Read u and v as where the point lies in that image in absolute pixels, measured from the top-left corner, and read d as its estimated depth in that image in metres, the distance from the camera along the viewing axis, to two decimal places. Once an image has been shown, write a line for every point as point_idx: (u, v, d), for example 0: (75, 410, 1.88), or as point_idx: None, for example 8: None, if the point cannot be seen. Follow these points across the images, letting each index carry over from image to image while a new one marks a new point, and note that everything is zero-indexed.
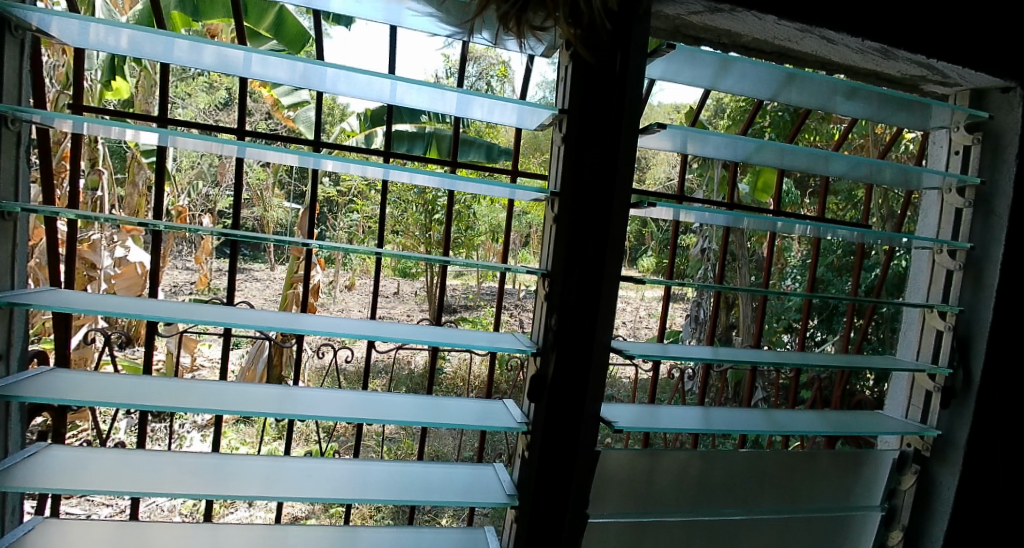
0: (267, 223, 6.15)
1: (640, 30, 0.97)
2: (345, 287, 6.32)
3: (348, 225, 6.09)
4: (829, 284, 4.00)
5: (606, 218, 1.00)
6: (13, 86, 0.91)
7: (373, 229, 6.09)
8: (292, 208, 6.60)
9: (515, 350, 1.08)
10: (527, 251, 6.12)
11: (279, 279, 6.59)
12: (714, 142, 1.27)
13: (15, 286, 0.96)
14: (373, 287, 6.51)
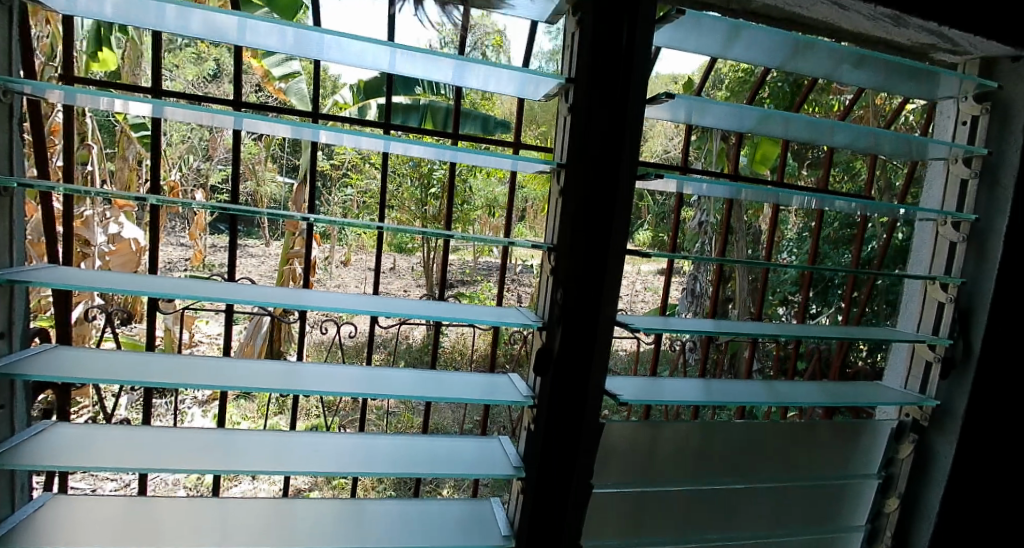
0: (261, 198, 6.09)
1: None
2: (341, 263, 6.29)
3: (342, 200, 6.03)
4: (826, 257, 3.99)
5: (613, 189, 0.99)
6: (4, 56, 0.89)
7: (368, 204, 6.04)
8: (286, 183, 6.52)
9: (520, 324, 1.08)
10: (523, 225, 6.09)
11: (274, 255, 6.55)
12: (719, 112, 1.25)
13: (14, 263, 0.95)
14: (368, 263, 6.48)
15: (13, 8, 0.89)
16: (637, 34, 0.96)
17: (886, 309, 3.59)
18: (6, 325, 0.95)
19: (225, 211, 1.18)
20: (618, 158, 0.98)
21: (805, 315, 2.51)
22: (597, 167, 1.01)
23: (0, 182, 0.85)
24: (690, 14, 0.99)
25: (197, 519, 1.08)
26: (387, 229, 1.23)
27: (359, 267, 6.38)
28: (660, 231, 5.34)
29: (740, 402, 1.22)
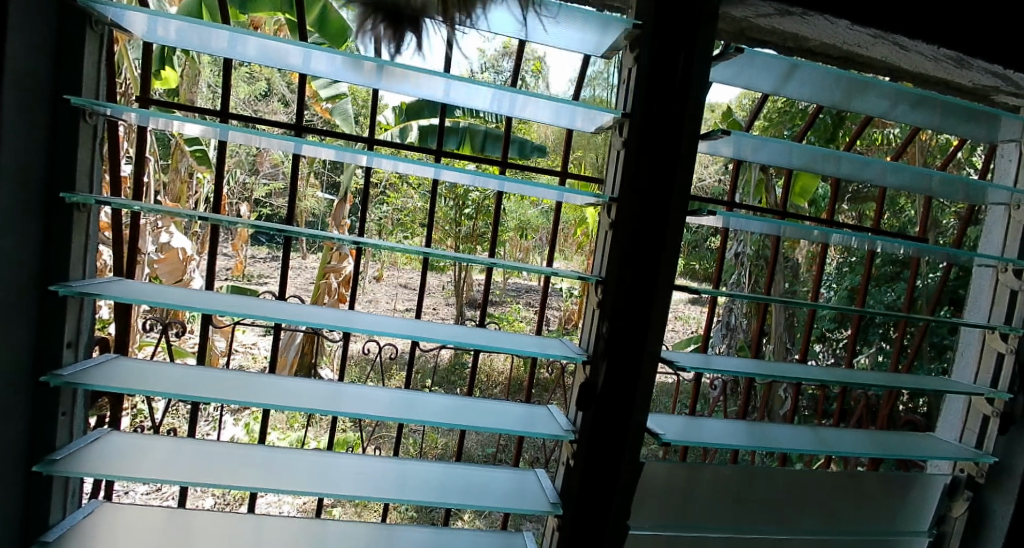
0: (301, 213, 6.28)
1: (707, 32, 0.95)
2: (374, 279, 6.39)
3: (378, 217, 6.15)
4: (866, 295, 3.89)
5: (663, 224, 0.99)
6: (92, 81, 0.94)
7: (403, 222, 6.13)
8: (326, 200, 6.69)
9: (563, 357, 1.06)
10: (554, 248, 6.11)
11: (311, 268, 6.70)
12: (773, 150, 1.24)
13: (85, 276, 0.99)
14: (401, 280, 6.56)
15: (102, 37, 0.95)
16: (695, 69, 0.96)
17: (930, 352, 3.46)
18: (73, 336, 0.98)
19: (281, 231, 1.22)
20: (668, 194, 0.98)
21: (849, 358, 2.42)
22: (648, 201, 1.01)
23: (80, 199, 0.90)
24: (748, 52, 0.99)
25: (235, 535, 1.10)
26: (431, 255, 1.25)
27: (391, 284, 6.47)
28: (693, 260, 5.28)
29: (786, 447, 1.18)
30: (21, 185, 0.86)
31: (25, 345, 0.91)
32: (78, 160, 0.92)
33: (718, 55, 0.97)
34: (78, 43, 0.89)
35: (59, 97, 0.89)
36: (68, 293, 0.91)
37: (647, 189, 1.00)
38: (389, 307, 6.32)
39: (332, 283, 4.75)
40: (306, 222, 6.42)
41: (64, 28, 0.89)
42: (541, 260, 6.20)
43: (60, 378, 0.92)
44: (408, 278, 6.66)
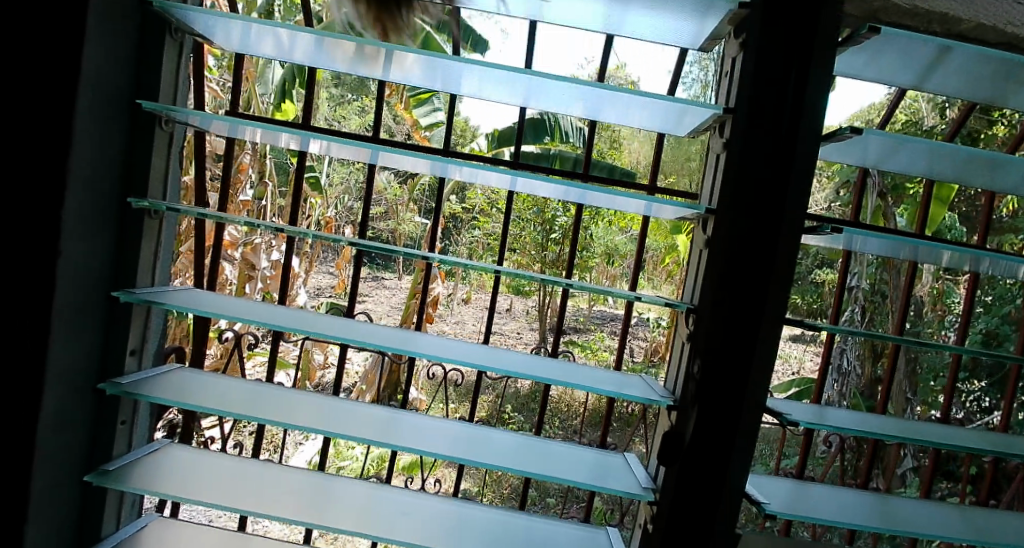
0: (398, 236, 6.53)
1: (831, 14, 0.80)
2: (462, 300, 6.44)
3: (468, 241, 6.24)
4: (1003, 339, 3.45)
5: (771, 248, 0.84)
6: (170, 87, 0.93)
7: (492, 246, 6.17)
8: (421, 223, 6.89)
9: (644, 400, 0.91)
10: (642, 277, 5.92)
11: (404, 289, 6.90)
12: (912, 155, 1.05)
13: (154, 284, 0.98)
14: (488, 303, 6.56)
15: (183, 45, 0.95)
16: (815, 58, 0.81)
17: None
18: (138, 343, 0.97)
19: (353, 244, 1.17)
20: (778, 211, 0.83)
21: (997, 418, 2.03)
22: (753, 218, 0.86)
23: (151, 205, 0.89)
24: (886, 33, 0.83)
25: None
26: (505, 273, 1.14)
27: (479, 307, 6.53)
28: (796, 294, 4.89)
29: (924, 532, 0.97)
30: (100, 189, 0.86)
31: (92, 352, 0.91)
32: (152, 167, 0.92)
33: (846, 40, 0.81)
34: (157, 50, 0.89)
35: (137, 103, 0.90)
36: (133, 300, 0.90)
37: (752, 207, 0.86)
38: (475, 330, 6.37)
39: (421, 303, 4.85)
40: (403, 245, 6.65)
41: (145, 36, 0.89)
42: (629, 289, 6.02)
43: (119, 387, 0.91)
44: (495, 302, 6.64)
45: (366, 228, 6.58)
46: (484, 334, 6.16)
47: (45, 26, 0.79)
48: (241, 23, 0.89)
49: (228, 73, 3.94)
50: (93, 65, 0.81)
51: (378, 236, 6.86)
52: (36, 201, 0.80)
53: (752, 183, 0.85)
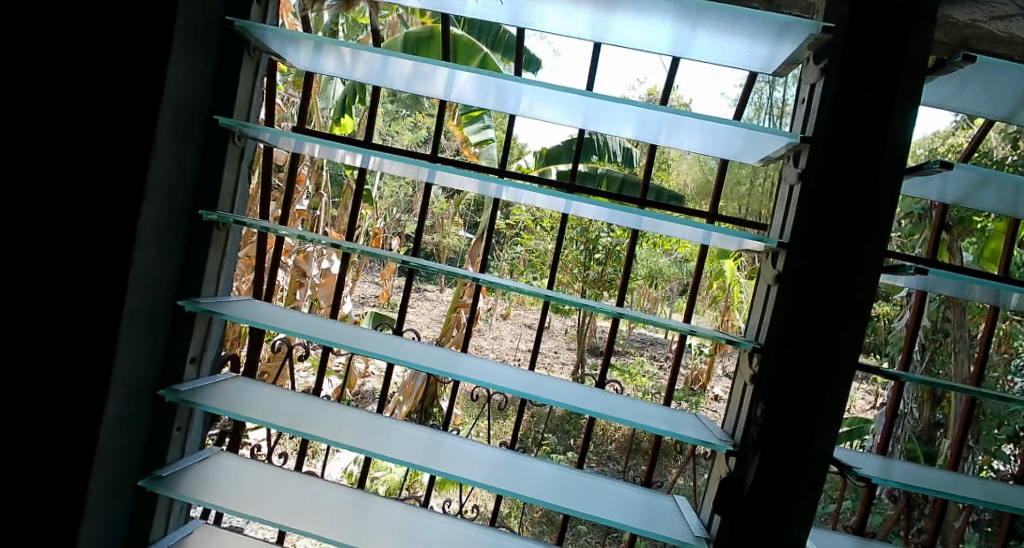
0: (443, 250, 6.62)
1: (920, 38, 0.77)
2: (501, 316, 6.45)
3: (510, 257, 6.26)
4: None
5: (846, 292, 0.79)
6: (244, 104, 0.96)
7: (534, 264, 6.17)
8: (466, 238, 6.95)
9: (699, 441, 0.86)
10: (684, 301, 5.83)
11: (446, 302, 6.97)
12: (1003, 192, 0.99)
13: (217, 293, 1.01)
14: (527, 320, 6.55)
15: (260, 62, 0.98)
16: (901, 87, 0.77)
17: None
18: (198, 351, 1.00)
19: (405, 262, 1.17)
20: (855, 248, 0.79)
21: None
22: (828, 255, 0.81)
23: (219, 218, 0.91)
24: (979, 61, 0.78)
25: None
26: (554, 299, 1.12)
27: (518, 323, 6.53)
28: None
29: None
30: (174, 200, 0.89)
31: (156, 358, 0.93)
32: (223, 180, 0.94)
33: (941, 69, 0.77)
34: (235, 68, 0.92)
35: (214, 118, 0.93)
36: (195, 309, 0.92)
37: (826, 245, 0.81)
38: (513, 347, 6.36)
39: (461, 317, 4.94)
40: (446, 259, 6.73)
41: (226, 54, 0.92)
42: (669, 313, 5.92)
43: (177, 394, 0.94)
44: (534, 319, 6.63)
45: (411, 241, 6.70)
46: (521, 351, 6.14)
47: (137, 45, 0.83)
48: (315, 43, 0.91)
49: (293, 88, 4.10)
50: (178, 82, 0.84)
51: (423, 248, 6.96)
52: (118, 212, 0.84)
53: (828, 218, 0.81)
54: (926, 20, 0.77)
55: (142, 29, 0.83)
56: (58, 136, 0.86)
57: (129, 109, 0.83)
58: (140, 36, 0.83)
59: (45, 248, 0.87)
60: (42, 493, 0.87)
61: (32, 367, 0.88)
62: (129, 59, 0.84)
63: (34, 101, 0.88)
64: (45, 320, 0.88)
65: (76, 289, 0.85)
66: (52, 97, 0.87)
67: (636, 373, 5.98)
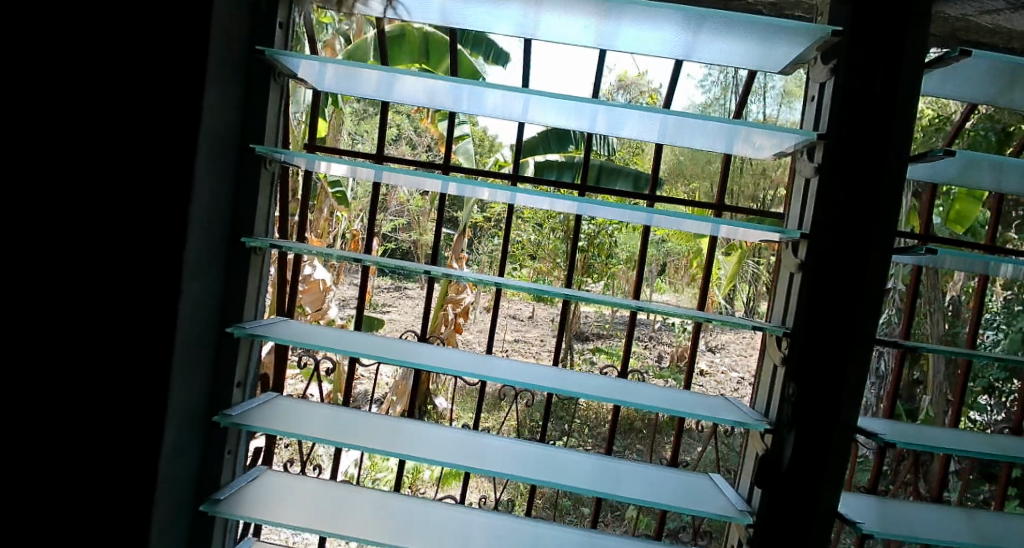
0: (421, 246, 6.61)
1: (917, 35, 0.82)
2: (485, 309, 6.47)
3: (490, 249, 6.28)
4: None
5: (862, 275, 0.85)
6: (273, 129, 0.98)
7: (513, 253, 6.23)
8: (446, 233, 6.96)
9: (735, 423, 0.90)
10: (663, 280, 5.95)
11: (428, 299, 6.96)
12: (998, 172, 1.06)
13: (257, 317, 1.03)
14: (510, 311, 6.59)
15: (283, 87, 0.99)
16: (902, 79, 0.83)
17: None
18: (243, 375, 1.03)
19: (433, 275, 1.18)
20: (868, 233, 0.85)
21: None
22: (842, 243, 0.87)
23: (259, 243, 0.94)
24: (977, 54, 0.83)
25: None
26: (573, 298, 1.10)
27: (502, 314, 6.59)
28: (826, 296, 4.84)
29: None
30: (214, 227, 0.91)
31: (205, 386, 0.96)
32: (257, 206, 0.96)
33: (936, 60, 0.83)
34: (264, 94, 0.94)
35: (246, 144, 0.94)
36: (241, 335, 0.95)
37: (841, 231, 0.87)
38: (499, 339, 6.41)
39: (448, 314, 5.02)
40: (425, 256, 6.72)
41: (254, 81, 0.94)
42: (650, 293, 6.02)
43: (230, 418, 0.97)
44: (518, 310, 6.67)
45: (389, 240, 6.68)
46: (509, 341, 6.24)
47: (175, 81, 0.85)
48: (340, 63, 0.94)
49: None
50: (212, 111, 0.86)
51: (402, 247, 6.93)
52: (164, 246, 0.86)
53: (843, 208, 0.87)
54: (922, 17, 0.83)
55: (180, 63, 0.85)
56: (97, 177, 0.89)
57: (167, 145, 0.85)
58: (179, 70, 0.85)
59: (108, 281, 0.89)
60: (110, 531, 0.89)
61: (92, 399, 0.91)
62: (167, 92, 0.86)
63: (78, 138, 0.90)
64: (103, 354, 0.89)
65: (134, 320, 0.87)
66: (97, 134, 0.89)
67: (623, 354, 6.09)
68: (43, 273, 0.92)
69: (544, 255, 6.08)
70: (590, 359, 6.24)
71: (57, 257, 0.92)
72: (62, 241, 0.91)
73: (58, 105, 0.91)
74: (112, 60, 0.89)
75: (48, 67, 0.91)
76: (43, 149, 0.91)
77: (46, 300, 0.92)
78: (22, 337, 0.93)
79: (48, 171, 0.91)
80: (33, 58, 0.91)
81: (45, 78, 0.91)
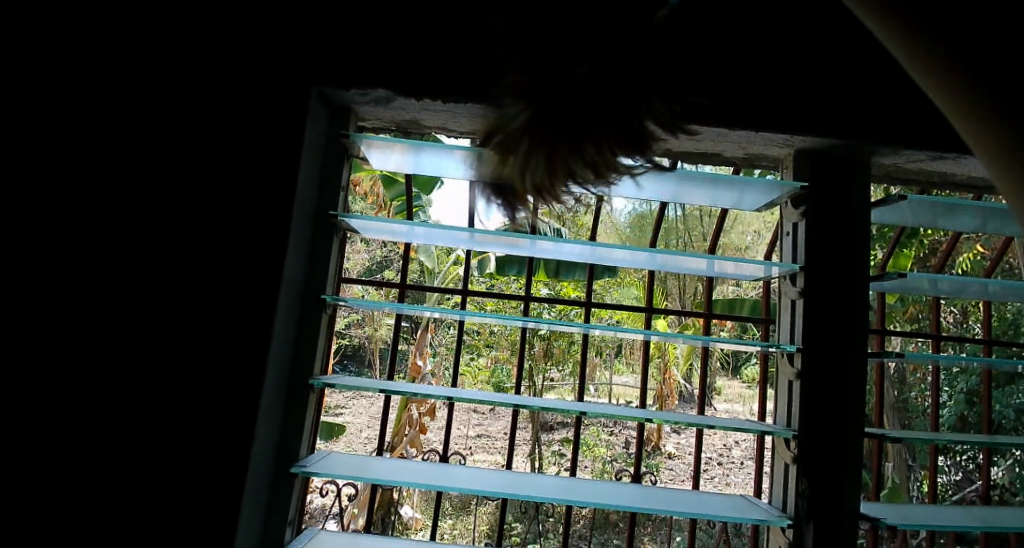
0: (377, 341, 6.56)
1: (861, 180, 1.08)
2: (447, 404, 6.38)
3: (450, 340, 6.26)
4: (993, 401, 4.08)
5: (843, 379, 1.04)
6: (332, 275, 1.12)
7: (474, 345, 6.30)
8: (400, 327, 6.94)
9: (759, 520, 1.00)
10: (623, 362, 6.13)
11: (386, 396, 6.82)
12: (935, 280, 1.29)
13: (309, 449, 1.11)
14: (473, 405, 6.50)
15: (341, 240, 1.14)
16: (854, 217, 1.07)
17: None
18: (295, 511, 1.08)
19: (450, 400, 1.26)
20: (847, 338, 1.04)
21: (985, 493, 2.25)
22: (827, 352, 1.05)
23: (323, 381, 1.04)
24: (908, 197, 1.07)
25: None
26: (589, 412, 1.21)
27: (464, 408, 6.51)
28: None
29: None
30: (281, 370, 1.01)
31: (262, 524, 1.00)
32: (318, 345, 1.07)
33: (877, 201, 1.08)
34: (325, 248, 1.08)
35: (309, 292, 1.08)
36: (303, 471, 1.02)
37: (824, 341, 1.05)
38: (464, 435, 6.29)
39: (412, 415, 4.98)
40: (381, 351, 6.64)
41: (317, 236, 1.09)
42: (611, 376, 6.13)
43: None
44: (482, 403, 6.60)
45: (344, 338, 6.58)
46: (477, 438, 6.14)
47: (250, 243, 0.97)
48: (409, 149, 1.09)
49: None
50: (291, 268, 1.00)
51: (357, 343, 6.84)
52: (237, 393, 0.93)
53: (827, 323, 1.05)
54: (863, 168, 1.08)
55: (266, 227, 0.97)
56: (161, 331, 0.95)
57: (242, 299, 0.96)
58: (264, 233, 0.97)
59: (169, 431, 0.93)
60: None
61: None
62: (251, 252, 0.97)
63: (150, 290, 0.96)
64: (162, 503, 0.92)
65: (201, 466, 0.92)
66: (175, 288, 0.96)
67: (592, 443, 6.10)
68: (99, 423, 0.93)
69: (502, 344, 6.16)
70: (558, 450, 6.16)
71: (121, 403, 0.93)
72: (114, 391, 0.93)
73: (128, 260, 0.96)
74: (192, 218, 0.97)
75: (117, 223, 0.97)
76: (107, 298, 0.95)
77: (93, 455, 0.92)
78: (73, 491, 0.91)
79: (115, 318, 0.95)
80: (101, 214, 0.97)
81: (101, 232, 0.96)
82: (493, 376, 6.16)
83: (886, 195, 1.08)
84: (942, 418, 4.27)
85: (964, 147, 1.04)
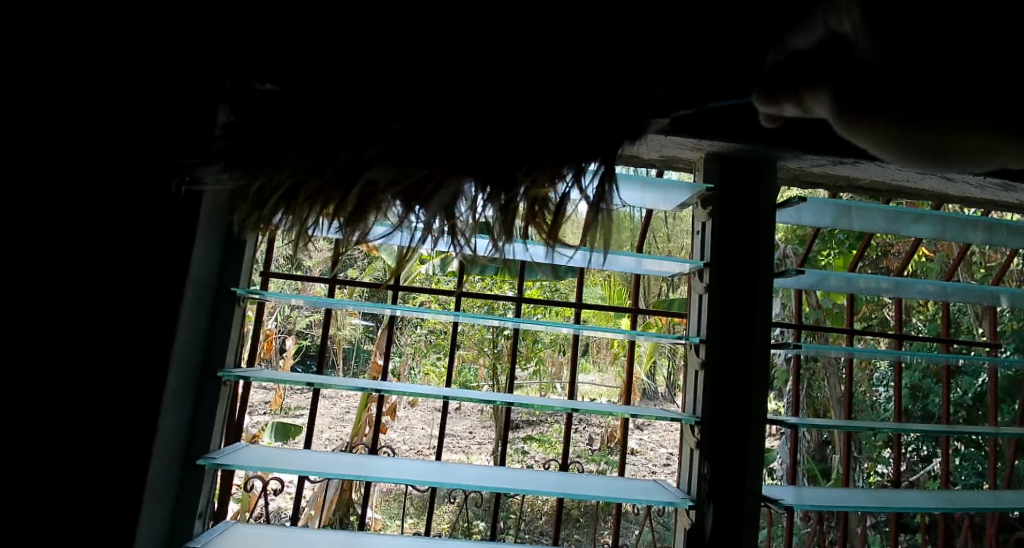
0: (338, 341, 6.49)
1: (768, 178, 1.13)
2: (409, 404, 6.37)
3: (413, 339, 6.22)
4: (932, 394, 4.32)
5: (746, 365, 1.09)
6: (247, 269, 1.12)
7: (437, 343, 6.29)
8: (363, 326, 6.87)
9: (667, 503, 1.04)
10: (587, 359, 6.26)
11: (347, 395, 6.77)
12: (841, 278, 1.36)
13: (221, 444, 1.10)
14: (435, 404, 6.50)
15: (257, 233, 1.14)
16: (761, 213, 1.12)
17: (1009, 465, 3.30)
18: (204, 505, 1.06)
19: (379, 393, 1.27)
20: (751, 328, 1.09)
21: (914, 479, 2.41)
22: (732, 344, 1.10)
23: (235, 375, 1.04)
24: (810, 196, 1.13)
25: None
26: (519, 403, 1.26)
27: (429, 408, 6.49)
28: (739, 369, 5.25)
29: None
30: (188, 366, 1.00)
31: (165, 521, 0.99)
32: (231, 339, 1.07)
33: (781, 201, 1.14)
34: (239, 242, 1.08)
35: (223, 285, 1.07)
36: (212, 464, 1.01)
37: (729, 331, 1.10)
38: (427, 434, 6.30)
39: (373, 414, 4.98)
40: (342, 351, 6.57)
41: (230, 230, 1.08)
42: (575, 373, 6.22)
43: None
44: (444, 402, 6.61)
45: (303, 339, 6.45)
46: (439, 437, 6.16)
47: (150, 235, 0.95)
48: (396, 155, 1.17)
49: None
50: (199, 262, 0.99)
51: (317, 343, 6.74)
52: (136, 388, 0.92)
53: (731, 316, 1.10)
54: (768, 169, 1.13)
55: (168, 221, 0.95)
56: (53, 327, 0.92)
57: (140, 292, 0.94)
58: (166, 226, 0.95)
59: (60, 429, 0.90)
60: None
61: None
62: (149, 248, 0.95)
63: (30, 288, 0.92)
64: (52, 503, 0.89)
65: (95, 463, 0.90)
66: (65, 285, 0.93)
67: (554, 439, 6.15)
68: None
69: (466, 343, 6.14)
70: (521, 448, 6.22)
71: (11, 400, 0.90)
72: None
73: None
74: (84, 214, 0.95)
75: None
76: None
77: None
78: None
79: None
80: None
81: None
82: (460, 375, 6.07)
83: (789, 195, 1.14)
84: (885, 412, 4.50)
85: (861, 152, 1.09)
